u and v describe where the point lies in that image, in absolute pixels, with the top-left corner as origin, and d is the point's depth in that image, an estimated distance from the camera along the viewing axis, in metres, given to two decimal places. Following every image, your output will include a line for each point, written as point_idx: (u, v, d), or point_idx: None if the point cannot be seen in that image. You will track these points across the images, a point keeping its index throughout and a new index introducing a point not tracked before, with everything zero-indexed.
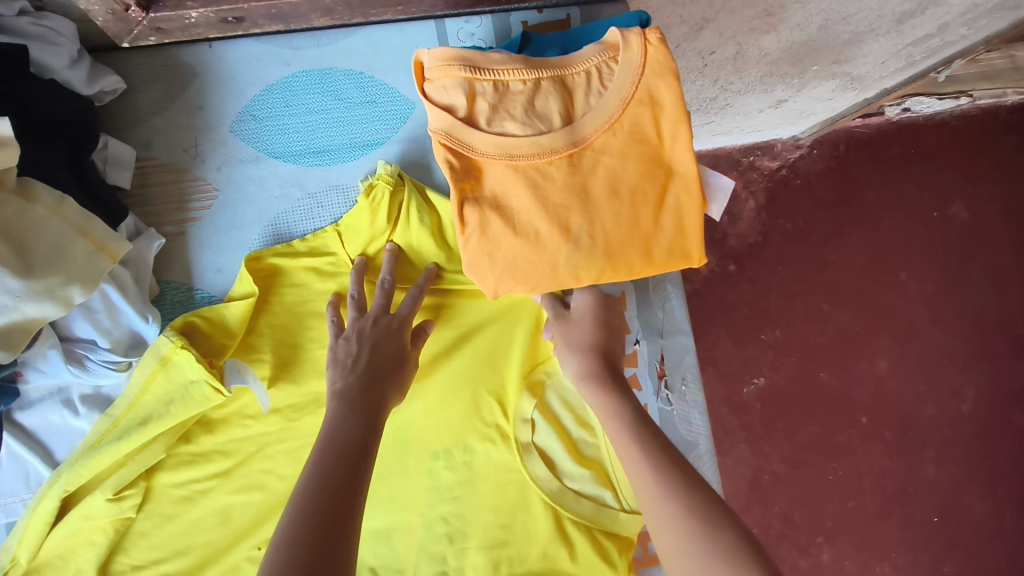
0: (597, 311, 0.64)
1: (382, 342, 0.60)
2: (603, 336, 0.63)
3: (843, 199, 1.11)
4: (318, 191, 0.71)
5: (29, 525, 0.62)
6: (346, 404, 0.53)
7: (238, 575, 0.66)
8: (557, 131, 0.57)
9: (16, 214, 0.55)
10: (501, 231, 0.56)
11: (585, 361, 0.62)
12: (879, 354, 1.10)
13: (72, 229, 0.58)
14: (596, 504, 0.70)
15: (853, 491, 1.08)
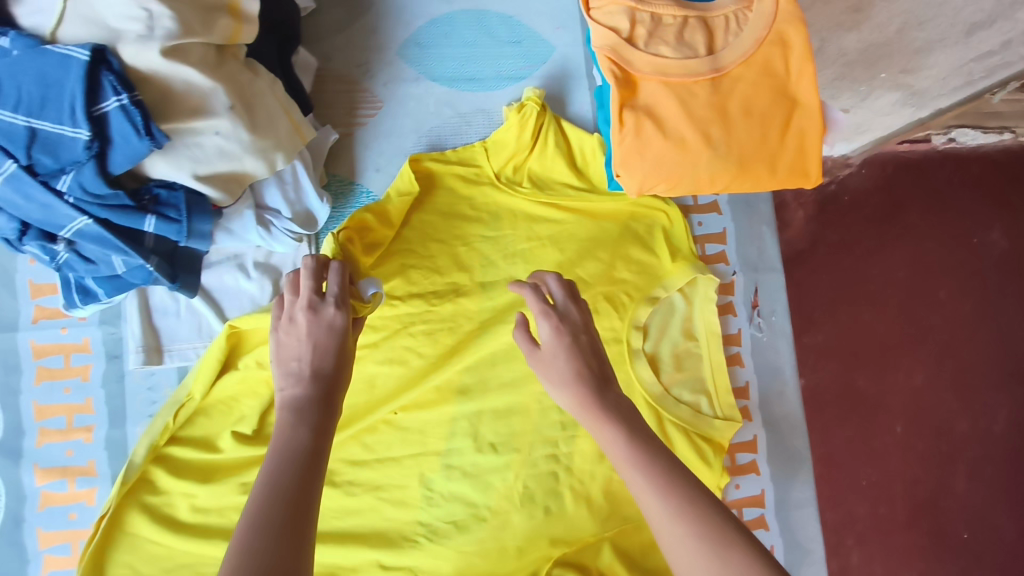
0: (562, 336, 0.57)
1: (322, 337, 0.56)
2: (582, 359, 0.57)
3: (887, 216, 0.94)
4: (467, 112, 0.81)
5: (203, 363, 0.70)
6: (297, 414, 0.51)
7: (376, 435, 0.74)
8: (703, 57, 0.65)
9: (248, 82, 0.62)
10: (653, 133, 0.65)
11: (574, 390, 0.55)
12: (915, 366, 0.92)
13: (280, 107, 0.66)
14: (694, 410, 0.79)
15: (886, 495, 0.90)
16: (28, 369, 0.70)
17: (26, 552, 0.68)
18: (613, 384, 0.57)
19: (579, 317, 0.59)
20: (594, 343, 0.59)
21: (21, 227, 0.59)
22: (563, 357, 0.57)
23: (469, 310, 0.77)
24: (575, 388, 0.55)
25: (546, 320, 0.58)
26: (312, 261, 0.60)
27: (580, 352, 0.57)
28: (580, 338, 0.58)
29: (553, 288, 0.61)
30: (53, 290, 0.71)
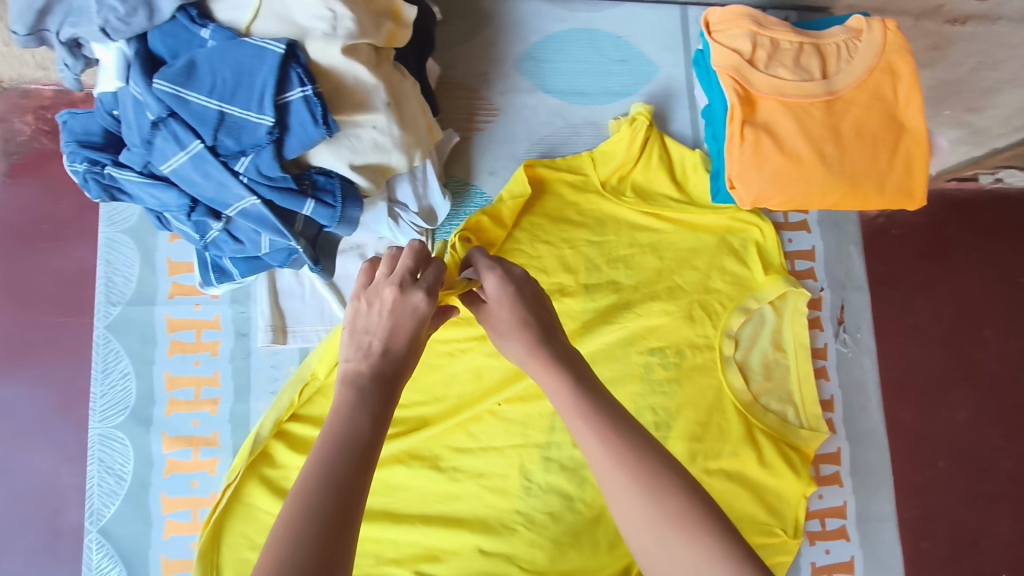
0: (508, 288, 0.59)
1: (402, 320, 0.53)
2: (526, 309, 0.58)
3: (935, 254, 0.94)
4: (576, 123, 0.86)
5: (329, 347, 0.73)
6: (358, 395, 0.49)
7: (481, 424, 0.78)
8: (819, 81, 0.69)
9: (397, 83, 0.66)
10: (772, 148, 0.67)
11: (521, 341, 0.57)
12: (961, 403, 0.91)
13: (418, 109, 0.70)
14: (781, 419, 0.82)
15: (927, 530, 0.87)
16: (162, 340, 0.74)
17: (150, 515, 0.72)
18: (559, 335, 0.59)
19: (523, 272, 0.61)
20: (539, 294, 0.60)
21: (190, 203, 0.63)
22: (504, 309, 0.58)
23: (572, 308, 0.81)
24: (520, 338, 0.57)
25: (489, 276, 0.59)
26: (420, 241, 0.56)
27: (523, 303, 0.59)
28: (526, 291, 0.59)
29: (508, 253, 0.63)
30: (190, 268, 0.76)
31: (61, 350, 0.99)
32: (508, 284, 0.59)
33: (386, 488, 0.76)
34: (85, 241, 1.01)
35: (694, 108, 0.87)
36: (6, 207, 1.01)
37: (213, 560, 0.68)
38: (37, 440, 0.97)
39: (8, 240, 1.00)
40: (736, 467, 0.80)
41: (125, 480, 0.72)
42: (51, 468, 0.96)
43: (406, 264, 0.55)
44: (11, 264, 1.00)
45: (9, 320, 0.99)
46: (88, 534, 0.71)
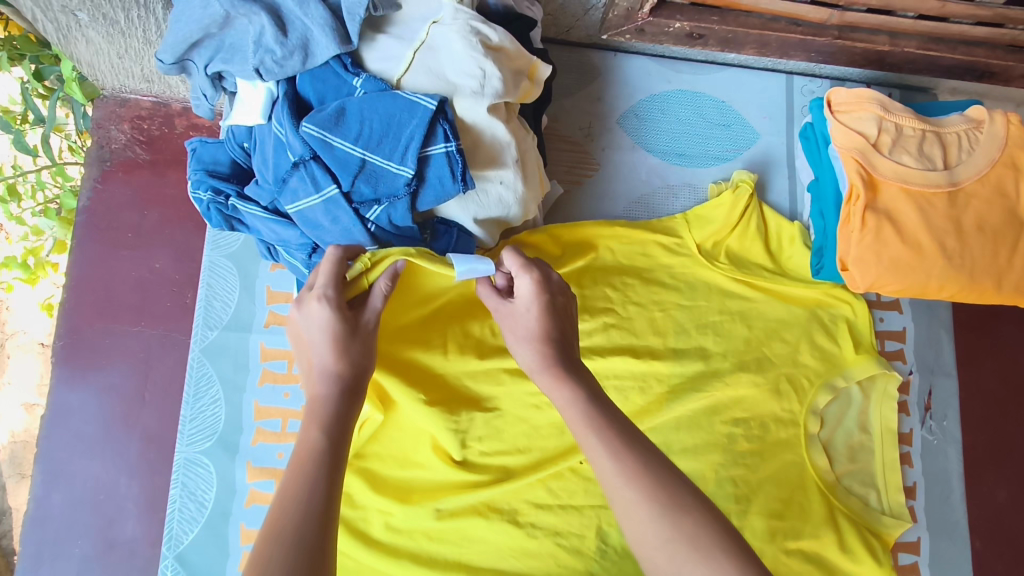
0: (542, 294, 0.57)
1: (317, 334, 0.53)
2: (551, 318, 0.57)
3: (981, 327, 0.89)
4: (675, 185, 0.85)
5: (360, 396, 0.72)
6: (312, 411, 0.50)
7: (561, 481, 0.75)
8: (942, 171, 0.69)
9: (523, 139, 0.66)
10: (893, 236, 0.68)
11: (536, 347, 0.56)
12: (999, 481, 0.85)
13: (536, 166, 0.69)
14: (864, 503, 0.80)
15: None
16: (254, 369, 0.74)
17: (228, 546, 0.71)
18: (574, 352, 0.57)
19: (558, 281, 0.59)
20: (569, 307, 0.59)
21: (312, 243, 0.64)
22: (530, 313, 0.57)
23: (659, 368, 0.79)
24: (539, 345, 0.56)
25: (525, 277, 0.57)
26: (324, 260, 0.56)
27: (546, 311, 0.57)
28: (557, 300, 0.58)
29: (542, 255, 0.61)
30: (287, 298, 0.76)
31: (131, 357, 0.97)
32: (539, 288, 0.57)
33: (460, 538, 0.73)
34: (169, 252, 1.01)
35: (793, 178, 0.87)
36: (91, 212, 1.02)
37: None
38: (100, 446, 0.95)
39: (91, 244, 1.01)
40: (817, 550, 0.77)
41: (206, 508, 0.71)
42: (111, 478, 0.94)
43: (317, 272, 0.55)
44: (91, 267, 1.00)
45: (85, 322, 0.98)
46: (164, 560, 0.70)
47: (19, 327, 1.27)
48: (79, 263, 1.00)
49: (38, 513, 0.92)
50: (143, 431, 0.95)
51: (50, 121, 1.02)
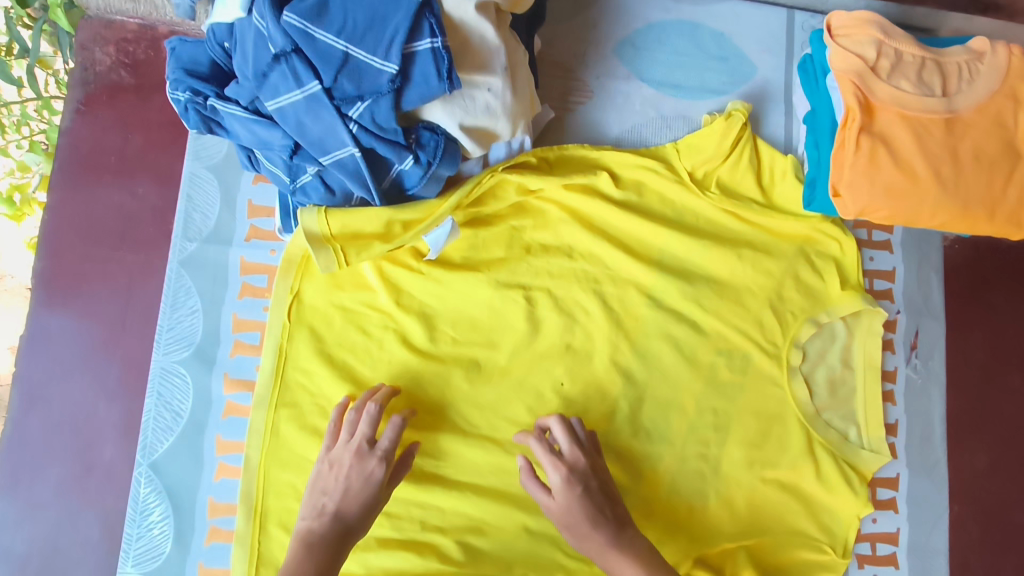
0: (572, 487, 0.68)
1: (354, 483, 0.67)
2: (593, 506, 0.67)
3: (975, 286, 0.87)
4: (669, 115, 0.84)
5: (275, 297, 0.73)
6: (306, 551, 0.64)
7: (540, 402, 0.76)
8: (940, 98, 0.68)
9: (512, 50, 0.65)
10: (886, 160, 0.66)
11: (590, 529, 0.67)
12: (980, 447, 0.85)
13: (528, 85, 0.68)
14: (842, 438, 0.80)
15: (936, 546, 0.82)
16: (234, 283, 0.74)
17: (203, 457, 0.71)
18: (625, 520, 0.68)
19: (587, 464, 0.69)
20: (602, 487, 0.69)
21: (294, 145, 0.62)
22: (571, 508, 0.67)
23: (642, 283, 0.79)
24: (601, 533, 0.67)
25: (557, 473, 0.68)
26: (373, 409, 0.69)
27: (586, 504, 0.67)
28: (592, 485, 0.68)
29: (568, 437, 0.70)
30: (269, 213, 0.75)
31: (113, 283, 0.95)
32: (574, 474, 0.68)
33: (437, 452, 0.74)
34: (151, 177, 0.98)
35: (790, 114, 0.85)
36: (74, 134, 0.99)
37: (268, 471, 0.71)
38: (78, 371, 0.93)
39: (72, 169, 0.98)
40: (793, 478, 0.79)
41: (181, 418, 0.71)
42: (90, 404, 0.92)
43: (364, 430, 0.68)
44: (69, 193, 0.97)
45: (65, 246, 0.96)
46: (138, 468, 0.70)
47: (8, 270, 1.26)
48: (61, 185, 0.98)
49: (16, 435, 0.91)
50: (124, 357, 0.94)
51: (32, 53, 1.00)
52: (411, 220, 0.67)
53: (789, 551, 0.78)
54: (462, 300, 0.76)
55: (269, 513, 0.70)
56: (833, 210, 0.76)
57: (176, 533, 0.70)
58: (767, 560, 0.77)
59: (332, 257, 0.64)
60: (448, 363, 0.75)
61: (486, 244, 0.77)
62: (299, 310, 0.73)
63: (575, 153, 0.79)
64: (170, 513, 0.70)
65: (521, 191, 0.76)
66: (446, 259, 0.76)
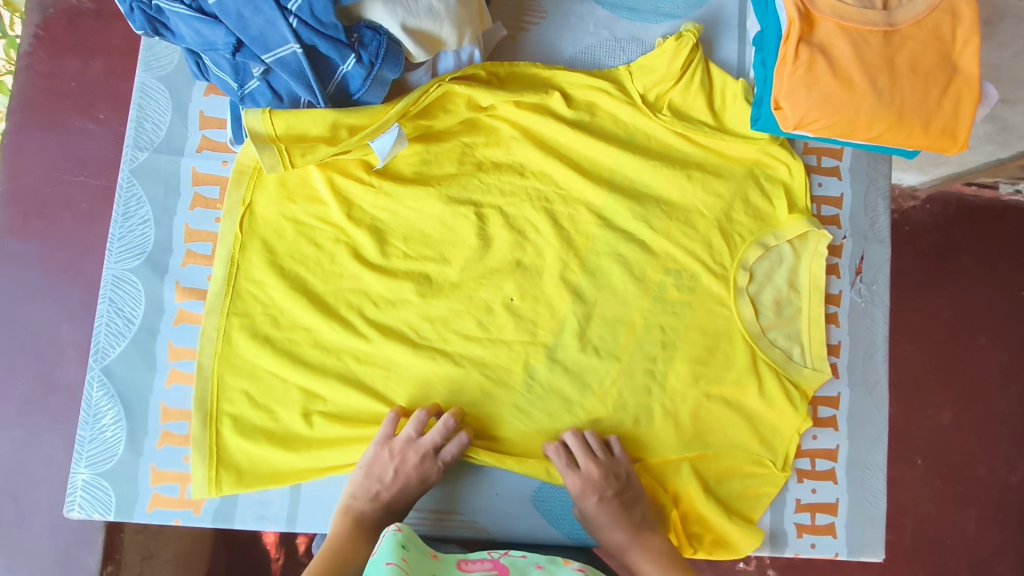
0: (590, 495, 0.73)
1: (411, 481, 0.70)
2: (610, 513, 0.72)
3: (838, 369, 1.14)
4: (622, 38, 0.84)
5: (227, 208, 0.74)
6: (357, 529, 0.68)
7: (490, 314, 0.78)
8: (879, 10, 0.69)
9: None
10: (825, 69, 0.68)
11: (613, 536, 0.72)
12: (948, 405, 1.24)
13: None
14: (785, 356, 0.82)
15: (878, 462, 0.84)
16: (186, 192, 0.74)
17: (156, 361, 0.72)
18: (642, 525, 0.73)
19: (600, 475, 0.73)
20: (620, 495, 0.73)
21: (236, 43, 0.62)
22: (591, 513, 0.73)
23: (593, 203, 0.81)
24: (620, 534, 0.72)
25: (572, 483, 0.73)
26: (449, 424, 0.72)
27: (606, 509, 0.72)
28: (607, 493, 0.73)
29: (585, 449, 0.74)
30: (221, 125, 0.76)
31: (75, 208, 0.97)
32: (588, 486, 0.73)
33: (387, 363, 0.75)
34: (111, 103, 1.00)
35: (743, 40, 0.86)
36: (32, 59, 0.99)
37: (217, 377, 0.72)
38: (40, 292, 0.95)
39: (32, 93, 0.98)
40: (736, 395, 0.81)
41: (134, 324, 0.72)
42: (53, 323, 0.94)
43: (432, 438, 0.71)
44: (30, 117, 0.98)
45: (26, 170, 0.96)
46: (91, 371, 0.71)
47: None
48: (19, 110, 0.98)
49: None
50: (87, 280, 0.96)
51: None
52: (357, 125, 0.68)
53: (731, 462, 0.80)
54: (413, 214, 0.77)
55: (222, 418, 0.71)
56: (778, 128, 0.78)
57: (129, 435, 0.71)
58: (707, 470, 0.79)
59: (276, 156, 0.65)
60: (400, 277, 0.76)
61: (437, 159, 0.78)
62: (251, 221, 0.74)
63: (527, 70, 0.80)
64: (121, 415, 0.70)
65: (472, 109, 0.77)
66: (397, 174, 0.77)
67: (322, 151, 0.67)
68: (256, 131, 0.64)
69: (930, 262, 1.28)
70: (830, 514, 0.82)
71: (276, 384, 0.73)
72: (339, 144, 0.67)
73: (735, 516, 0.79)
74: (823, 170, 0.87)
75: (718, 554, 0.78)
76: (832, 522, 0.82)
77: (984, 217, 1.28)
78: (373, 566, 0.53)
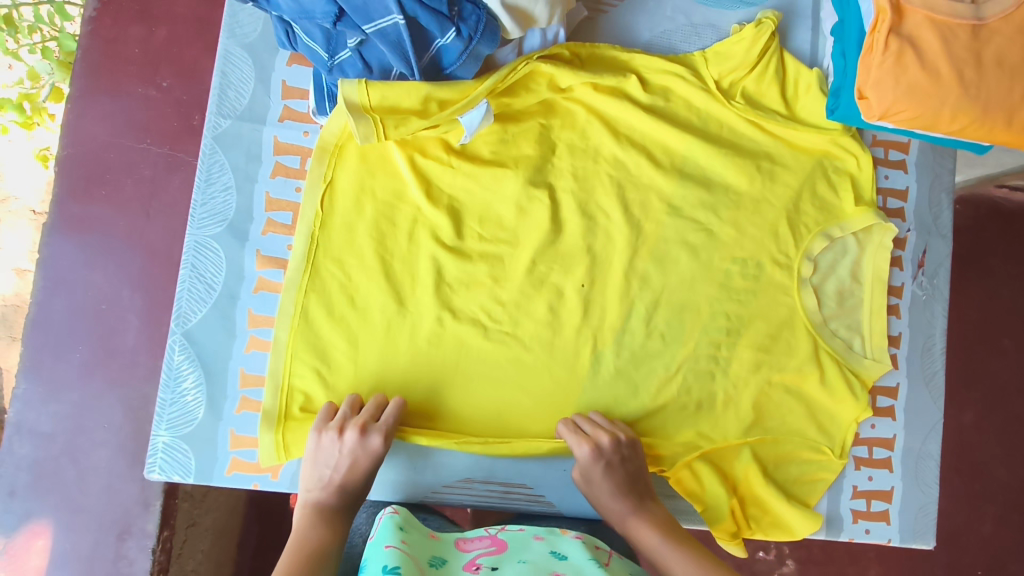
0: (598, 463, 0.71)
1: (358, 458, 0.67)
2: (617, 480, 0.71)
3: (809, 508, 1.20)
4: (698, 24, 0.85)
5: (308, 181, 0.74)
6: (317, 518, 0.64)
7: (560, 295, 0.79)
8: (968, 3, 0.68)
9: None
10: (913, 61, 0.68)
11: (616, 504, 0.70)
12: (971, 406, 1.26)
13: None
14: (847, 346, 0.83)
15: (929, 454, 0.85)
16: (267, 161, 0.75)
17: (235, 327, 0.73)
18: (644, 496, 0.71)
19: (609, 442, 0.72)
20: (624, 465, 0.72)
21: (338, 14, 0.62)
22: (598, 484, 0.71)
23: (664, 191, 0.81)
24: (622, 503, 0.70)
25: (583, 452, 0.71)
26: (377, 399, 0.71)
27: (613, 478, 0.71)
28: (613, 460, 0.71)
29: (594, 425, 0.74)
30: (303, 95, 0.76)
31: (137, 174, 0.97)
32: (595, 453, 0.71)
33: (457, 338, 0.76)
34: (174, 70, 0.99)
35: (817, 30, 0.86)
36: (96, 24, 0.99)
37: (293, 346, 0.73)
38: (101, 259, 0.95)
39: (95, 58, 0.98)
40: (797, 382, 0.82)
41: (214, 290, 0.73)
42: (111, 289, 0.95)
43: (368, 411, 0.70)
44: (93, 83, 0.98)
45: (89, 134, 0.97)
46: (172, 335, 0.72)
47: (11, 193, 1.27)
48: (84, 74, 0.98)
49: (40, 317, 0.93)
50: (147, 247, 0.96)
51: None
52: (448, 99, 0.68)
53: (790, 448, 0.81)
54: (489, 193, 0.78)
55: (295, 393, 0.72)
56: (857, 117, 0.78)
57: (209, 399, 0.72)
58: (764, 455, 0.80)
59: (371, 126, 0.65)
60: (474, 259, 0.77)
61: (515, 138, 0.78)
62: (331, 197, 0.74)
63: (607, 53, 0.80)
64: (202, 379, 0.72)
65: (553, 92, 0.78)
66: (476, 153, 0.78)
67: (412, 123, 0.66)
68: (352, 96, 0.65)
69: (965, 262, 1.29)
70: (884, 502, 0.83)
71: (349, 357, 0.74)
72: (432, 117, 0.67)
73: (793, 500, 0.80)
74: (890, 163, 0.87)
75: (775, 534, 0.80)
76: (886, 509, 0.83)
77: (1014, 220, 1.29)
78: (372, 549, 0.60)
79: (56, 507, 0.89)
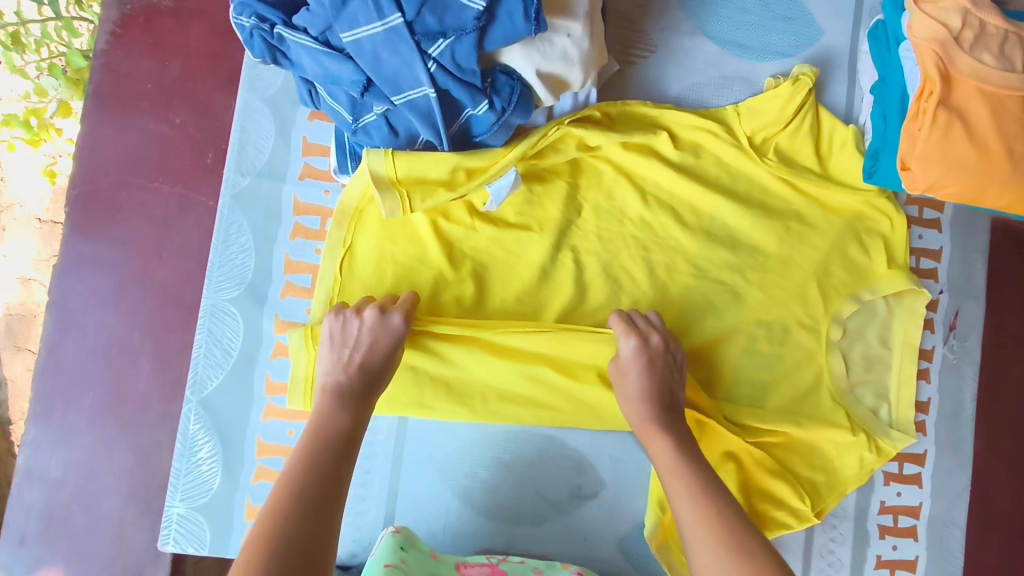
0: (643, 356, 0.69)
1: (378, 338, 0.65)
2: (655, 378, 0.68)
3: None
4: (730, 76, 0.82)
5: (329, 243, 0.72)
6: (337, 401, 0.62)
7: None
8: (1021, 74, 0.66)
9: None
10: (960, 135, 0.66)
11: (645, 405, 0.67)
12: None
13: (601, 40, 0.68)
14: (874, 413, 0.81)
15: (956, 522, 0.83)
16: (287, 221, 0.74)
17: (253, 393, 0.72)
18: (676, 407, 0.68)
19: (660, 340, 0.70)
20: (665, 369, 0.69)
21: (365, 82, 0.59)
22: (634, 381, 0.68)
23: (690, 250, 0.79)
24: (654, 402, 0.67)
25: (628, 343, 0.69)
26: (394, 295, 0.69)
27: (651, 375, 0.68)
28: (656, 356, 0.69)
29: (647, 322, 0.72)
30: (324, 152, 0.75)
31: (148, 214, 0.94)
32: (642, 348, 0.69)
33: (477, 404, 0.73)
34: (188, 107, 0.96)
35: (853, 83, 0.83)
36: (109, 58, 0.97)
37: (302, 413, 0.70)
38: (111, 300, 0.92)
39: (106, 92, 0.96)
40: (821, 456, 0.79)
41: (232, 355, 0.71)
42: (119, 329, 0.92)
43: (385, 299, 0.68)
44: (103, 119, 0.95)
45: (101, 172, 0.95)
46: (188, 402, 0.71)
47: (15, 200, 1.24)
48: (95, 108, 0.95)
49: (51, 359, 0.92)
50: (158, 286, 0.93)
51: None
52: (476, 169, 0.68)
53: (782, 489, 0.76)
54: (514, 257, 0.76)
55: None
56: (895, 182, 0.75)
57: (224, 468, 0.70)
58: (752, 486, 0.77)
59: (397, 201, 0.65)
60: None
61: (541, 199, 0.76)
62: (351, 262, 0.72)
63: (638, 109, 0.78)
64: (218, 449, 0.70)
65: (582, 151, 0.75)
66: (500, 215, 0.76)
67: (435, 194, 0.66)
68: (377, 162, 0.66)
69: None
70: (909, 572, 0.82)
71: None
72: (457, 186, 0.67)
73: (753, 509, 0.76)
74: (922, 223, 0.85)
75: None
76: None
77: None
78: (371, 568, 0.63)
79: (67, 554, 0.88)
